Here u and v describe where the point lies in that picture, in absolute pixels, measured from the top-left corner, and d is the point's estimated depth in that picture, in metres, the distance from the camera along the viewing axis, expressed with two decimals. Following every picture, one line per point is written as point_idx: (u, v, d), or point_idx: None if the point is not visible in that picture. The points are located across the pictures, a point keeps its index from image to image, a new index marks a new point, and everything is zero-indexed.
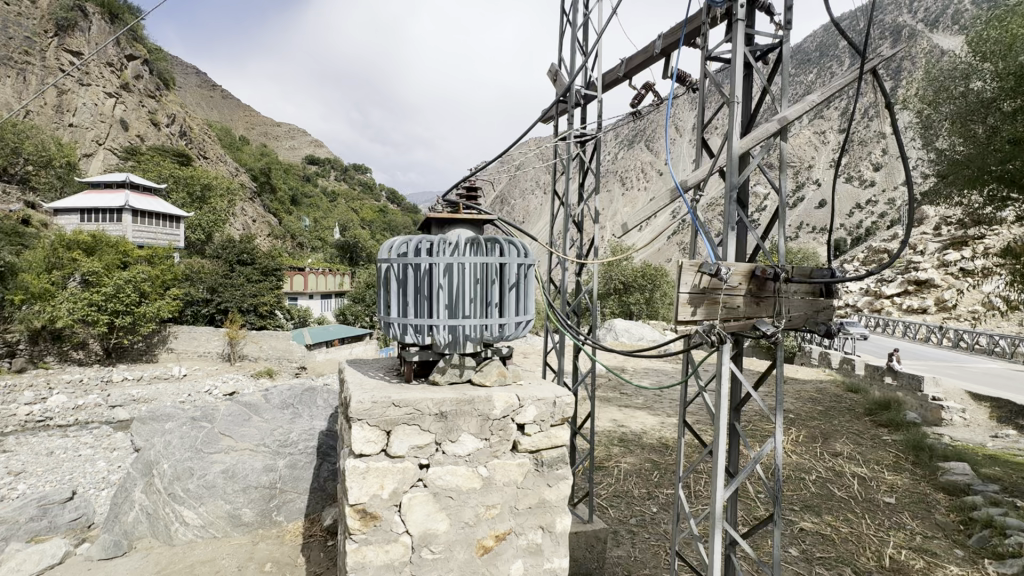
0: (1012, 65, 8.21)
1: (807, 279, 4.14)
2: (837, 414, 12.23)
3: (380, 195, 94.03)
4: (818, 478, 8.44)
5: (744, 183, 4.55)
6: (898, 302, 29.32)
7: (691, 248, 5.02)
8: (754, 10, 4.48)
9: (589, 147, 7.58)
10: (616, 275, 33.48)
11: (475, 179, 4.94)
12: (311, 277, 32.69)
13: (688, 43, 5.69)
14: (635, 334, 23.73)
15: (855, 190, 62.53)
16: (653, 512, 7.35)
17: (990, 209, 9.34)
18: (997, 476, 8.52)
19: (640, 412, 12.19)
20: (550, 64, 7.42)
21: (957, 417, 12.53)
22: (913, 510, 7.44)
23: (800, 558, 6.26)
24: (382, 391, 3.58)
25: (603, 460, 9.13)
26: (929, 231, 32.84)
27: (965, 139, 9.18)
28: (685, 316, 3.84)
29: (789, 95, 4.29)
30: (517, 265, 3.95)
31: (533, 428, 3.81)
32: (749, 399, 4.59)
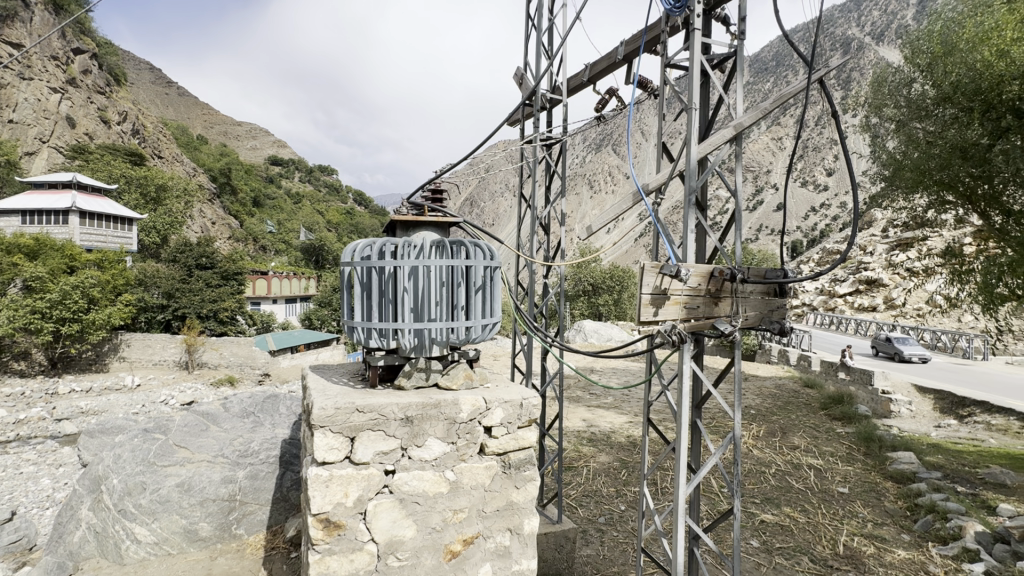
0: (949, 77, 8.89)
1: (762, 280, 4.32)
2: (795, 408, 12.74)
3: (347, 196, 92.24)
4: (777, 471, 8.77)
5: (703, 187, 4.69)
6: (850, 301, 30.80)
7: (654, 249, 5.13)
8: (710, 19, 4.63)
9: (555, 150, 7.66)
10: (585, 277, 33.93)
11: (440, 181, 4.89)
12: (274, 281, 31.75)
13: (649, 50, 5.84)
14: (603, 335, 24.10)
15: (810, 195, 65.41)
16: (621, 510, 7.45)
17: (932, 211, 9.91)
18: (940, 464, 9.05)
19: (608, 411, 12.38)
20: (516, 68, 7.47)
21: (904, 409, 13.25)
22: (865, 499, 7.82)
23: (760, 549, 6.48)
24: (346, 396, 3.51)
25: (572, 460, 9.21)
26: (877, 233, 34.68)
27: (908, 144, 9.78)
28: (648, 316, 3.90)
29: (744, 102, 4.45)
30: (483, 267, 3.95)
31: (500, 430, 3.81)
32: (709, 396, 4.72)
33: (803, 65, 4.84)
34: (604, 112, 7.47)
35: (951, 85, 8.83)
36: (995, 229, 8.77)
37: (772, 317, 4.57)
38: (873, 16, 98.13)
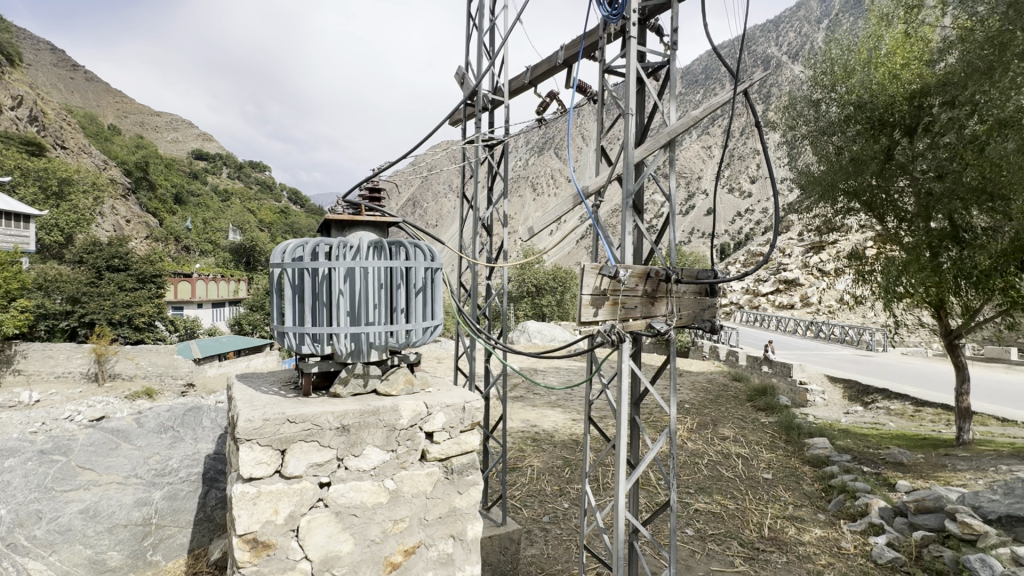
0: (853, 96, 9.82)
1: (694, 281, 4.56)
2: (725, 401, 13.52)
3: (281, 194, 87.66)
4: (709, 461, 9.26)
5: (639, 191, 4.83)
6: (772, 299, 33.26)
7: (594, 251, 5.22)
8: (645, 29, 4.81)
9: (497, 152, 7.64)
10: (529, 278, 34.36)
11: (378, 179, 4.73)
12: (200, 284, 29.58)
13: (588, 56, 5.98)
14: (546, 335, 24.47)
15: (736, 200, 69.98)
16: (565, 508, 7.55)
17: (840, 218, 10.80)
18: (849, 447, 9.93)
19: (551, 410, 12.56)
20: (457, 67, 7.40)
21: (818, 398, 14.47)
22: (786, 483, 8.42)
23: (695, 537, 6.78)
24: (276, 406, 3.29)
25: (516, 460, 9.24)
26: (794, 237, 37.69)
27: (819, 157, 10.54)
28: (589, 317, 3.93)
29: (677, 109, 4.64)
30: (423, 269, 3.86)
31: (442, 435, 3.73)
32: (646, 394, 4.88)
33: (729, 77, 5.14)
34: (544, 115, 7.56)
35: (854, 104, 9.85)
36: (891, 234, 9.75)
37: (703, 315, 4.81)
38: (788, 38, 107.09)
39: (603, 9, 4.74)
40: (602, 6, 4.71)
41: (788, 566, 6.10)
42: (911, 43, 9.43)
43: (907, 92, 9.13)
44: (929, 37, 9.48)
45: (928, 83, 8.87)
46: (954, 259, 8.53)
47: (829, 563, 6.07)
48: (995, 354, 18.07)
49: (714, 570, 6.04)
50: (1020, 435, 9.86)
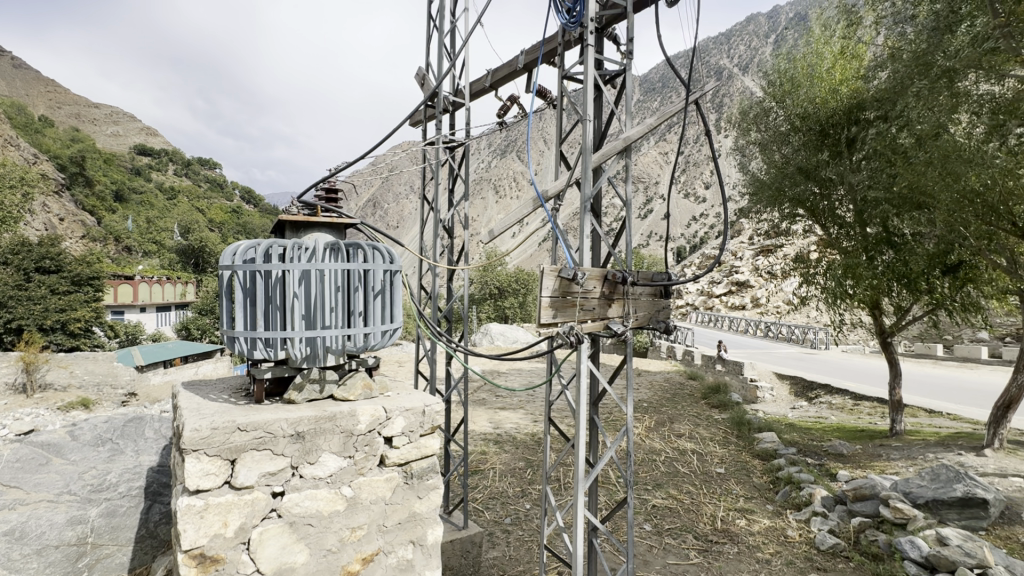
0: (797, 108, 10.43)
1: (649, 283, 4.70)
2: (681, 399, 13.97)
3: (233, 193, 83.94)
4: (666, 458, 9.54)
5: (597, 194, 4.93)
6: (724, 300, 34.71)
7: (553, 253, 5.28)
8: (603, 37, 4.94)
9: (458, 154, 7.62)
10: (491, 280, 34.41)
11: (335, 179, 4.63)
12: (142, 286, 27.93)
13: (547, 62, 6.08)
14: (509, 337, 24.52)
15: (692, 205, 72.59)
16: (527, 509, 7.60)
17: (787, 223, 11.36)
18: (795, 440, 10.47)
19: (513, 412, 12.61)
20: (417, 68, 7.34)
21: (767, 394, 15.20)
22: (738, 477, 8.79)
23: (652, 532, 6.97)
24: (226, 414, 3.17)
25: (478, 463, 9.21)
26: (744, 240, 39.49)
27: (767, 164, 11.08)
28: (548, 319, 3.97)
29: (632, 116, 4.78)
30: (382, 271, 3.79)
31: (401, 439, 3.68)
32: (605, 394, 4.98)
33: (681, 87, 5.34)
34: (505, 119, 7.61)
35: (799, 115, 10.44)
36: (832, 239, 10.38)
37: (658, 316, 4.98)
38: (738, 52, 112.35)
39: (561, 16, 4.84)
40: (560, 13, 4.81)
41: (740, 556, 6.36)
42: (849, 60, 10.16)
43: (846, 105, 9.76)
44: (864, 55, 10.17)
45: (864, 98, 9.51)
46: (888, 262, 9.17)
47: (776, 552, 6.36)
48: (923, 351, 19.51)
49: (670, 564, 6.23)
50: (945, 425, 10.69)
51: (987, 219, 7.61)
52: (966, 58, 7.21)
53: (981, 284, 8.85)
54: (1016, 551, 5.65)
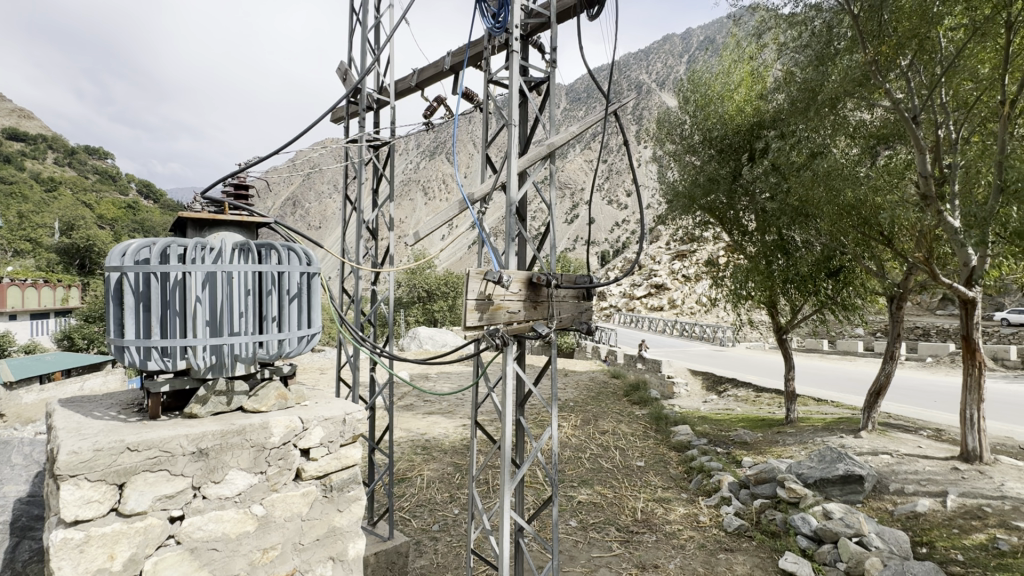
0: (708, 123, 11.31)
1: (572, 286, 4.87)
2: (605, 397, 14.56)
3: (128, 186, 75.64)
4: (591, 454, 9.89)
5: (522, 198, 5.01)
6: (644, 301, 36.77)
7: (479, 256, 5.27)
8: (527, 44, 5.04)
9: (383, 153, 7.42)
10: (419, 283, 33.94)
11: (245, 174, 4.25)
12: (12, 291, 24.39)
13: (473, 65, 6.09)
14: (438, 341, 24.20)
15: (614, 212, 76.12)
16: (455, 513, 7.51)
17: (698, 229, 12.25)
18: (706, 431, 11.28)
19: (442, 417, 12.46)
20: (339, 62, 7.07)
21: (681, 389, 16.27)
22: (656, 469, 9.30)
23: (577, 528, 7.18)
24: (113, 433, 2.83)
25: (405, 471, 8.98)
26: (662, 245, 42.05)
27: (682, 173, 11.88)
28: (473, 322, 3.91)
29: (556, 124, 4.92)
30: (299, 273, 3.55)
31: (319, 451, 3.49)
32: (530, 395, 5.05)
33: (601, 99, 5.58)
34: (432, 119, 7.52)
35: (710, 128, 11.31)
36: (737, 245, 11.31)
37: (581, 318, 5.16)
38: (656, 69, 119.83)
39: (487, 20, 4.89)
40: (486, 17, 4.86)
41: (658, 544, 6.70)
42: (753, 82, 11.17)
43: (748, 123, 10.74)
44: (765, 78, 11.21)
45: (764, 117, 10.52)
46: (782, 266, 10.14)
47: (690, 537, 6.79)
48: (812, 345, 21.84)
49: (594, 557, 6.44)
50: (829, 412, 12.02)
51: (859, 229, 8.69)
52: (841, 87, 8.27)
53: (856, 285, 10.09)
54: (885, 518, 6.50)
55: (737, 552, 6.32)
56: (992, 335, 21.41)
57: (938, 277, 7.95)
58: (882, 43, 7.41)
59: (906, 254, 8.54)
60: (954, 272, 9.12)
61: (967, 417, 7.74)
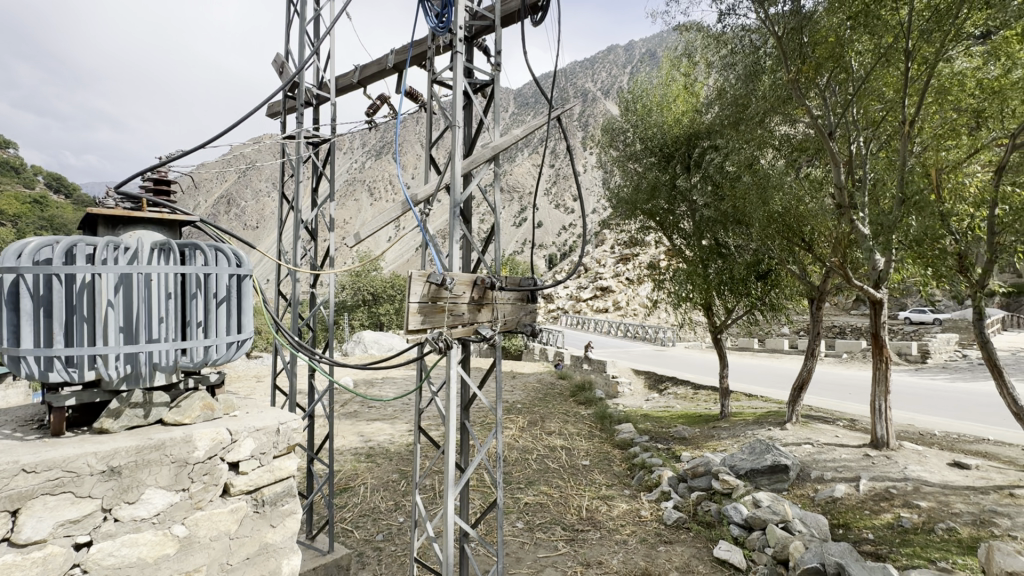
0: (648, 133, 11.79)
1: (517, 288, 4.91)
2: (552, 398, 14.75)
3: (34, 179, 68.44)
4: (538, 455, 9.98)
5: (467, 200, 4.98)
6: (590, 303, 37.67)
7: (423, 259, 5.16)
8: (472, 46, 5.04)
9: (323, 151, 7.16)
10: (364, 286, 33.04)
11: (168, 168, 3.95)
12: None
13: (417, 64, 6.00)
14: (384, 345, 23.60)
15: (562, 216, 77.52)
16: (400, 522, 7.30)
17: (641, 234, 12.73)
18: (648, 428, 11.68)
19: (387, 423, 12.14)
20: (275, 54, 6.75)
21: (625, 389, 16.78)
22: (601, 467, 9.52)
23: (524, 529, 7.21)
24: (5, 453, 2.53)
25: (347, 480, 8.66)
26: (607, 249, 43.27)
27: (625, 180, 12.29)
28: (416, 325, 3.81)
29: (500, 127, 4.94)
30: (227, 275, 3.33)
31: (249, 464, 3.30)
32: (476, 397, 5.02)
33: (544, 104, 5.67)
34: (376, 118, 7.35)
35: (650, 137, 11.78)
36: (677, 249, 11.81)
37: (525, 320, 5.23)
38: (601, 78, 123.49)
39: (431, 20, 4.82)
40: (430, 17, 4.79)
41: (601, 540, 6.84)
42: (689, 94, 11.76)
43: (685, 133, 11.29)
44: (699, 92, 11.84)
45: (700, 128, 11.08)
46: (718, 269, 10.66)
47: (632, 531, 6.99)
48: (744, 344, 23.18)
49: (540, 557, 6.49)
50: (759, 406, 12.81)
51: (784, 235, 9.31)
52: (767, 104, 8.90)
53: (782, 287, 10.80)
54: (807, 504, 6.99)
55: (675, 544, 6.56)
56: (897, 332, 23.63)
57: (852, 281, 8.64)
58: (802, 64, 8.00)
59: (825, 258, 9.24)
60: (865, 275, 9.96)
61: (877, 408, 8.44)
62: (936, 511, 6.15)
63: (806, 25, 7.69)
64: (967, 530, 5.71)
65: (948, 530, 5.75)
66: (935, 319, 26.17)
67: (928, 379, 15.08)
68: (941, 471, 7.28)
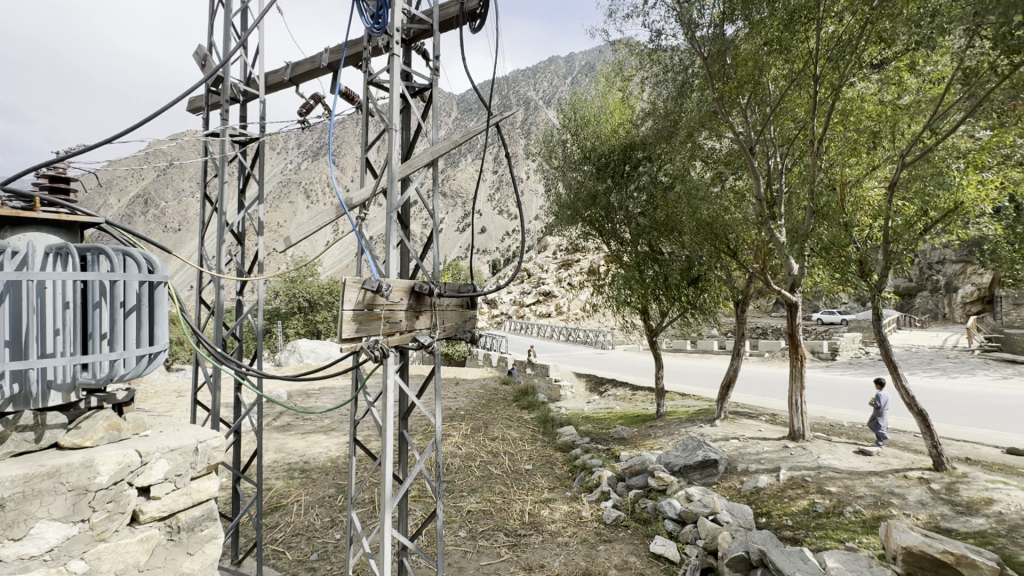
0: (587, 143, 12.17)
1: (456, 295, 4.89)
2: (496, 404, 14.73)
3: None
4: (481, 462, 9.92)
5: (404, 205, 4.89)
6: (534, 308, 38.12)
7: (358, 265, 5.00)
8: (410, 50, 5.00)
9: (252, 150, 6.80)
10: (300, 293, 31.54)
11: (67, 164, 3.55)
12: None
13: (353, 65, 5.84)
14: (320, 354, 22.60)
15: (505, 222, 78.06)
16: (337, 539, 6.96)
17: (582, 240, 13.09)
18: (589, 430, 11.97)
19: (323, 435, 11.62)
20: (197, 45, 6.34)
21: (568, 392, 17.09)
22: (543, 470, 9.62)
23: (466, 538, 7.12)
24: None
25: (279, 499, 8.18)
26: (549, 255, 44.03)
27: (566, 189, 12.59)
28: (351, 334, 3.66)
29: (439, 133, 4.91)
30: (137, 282, 3.04)
31: (163, 488, 3.05)
32: (414, 406, 4.92)
33: (484, 110, 5.69)
34: (309, 119, 7.07)
35: (590, 147, 12.14)
36: (615, 255, 12.23)
37: (465, 326, 5.22)
38: (543, 88, 126.13)
39: (366, 20, 4.73)
40: (365, 17, 4.70)
41: (543, 544, 6.89)
42: (625, 107, 12.24)
43: (621, 145, 11.71)
44: (634, 105, 12.35)
45: (635, 140, 11.53)
46: (654, 274, 11.21)
47: (573, 533, 7.10)
48: (678, 345, 24.33)
49: (482, 565, 6.43)
50: (692, 404, 13.49)
51: (711, 242, 9.90)
52: (696, 119, 9.44)
53: (711, 291, 11.45)
54: (734, 495, 7.43)
55: (615, 542, 6.73)
56: (811, 332, 25.78)
57: (771, 285, 9.25)
58: (725, 83, 8.57)
59: (748, 264, 9.92)
60: (783, 280, 10.79)
61: (794, 403, 9.12)
62: (844, 495, 6.73)
63: (728, 48, 8.22)
64: (870, 511, 6.28)
65: (855, 512, 6.30)
66: (843, 320, 28.82)
67: (838, 375, 16.53)
68: (848, 459, 7.99)
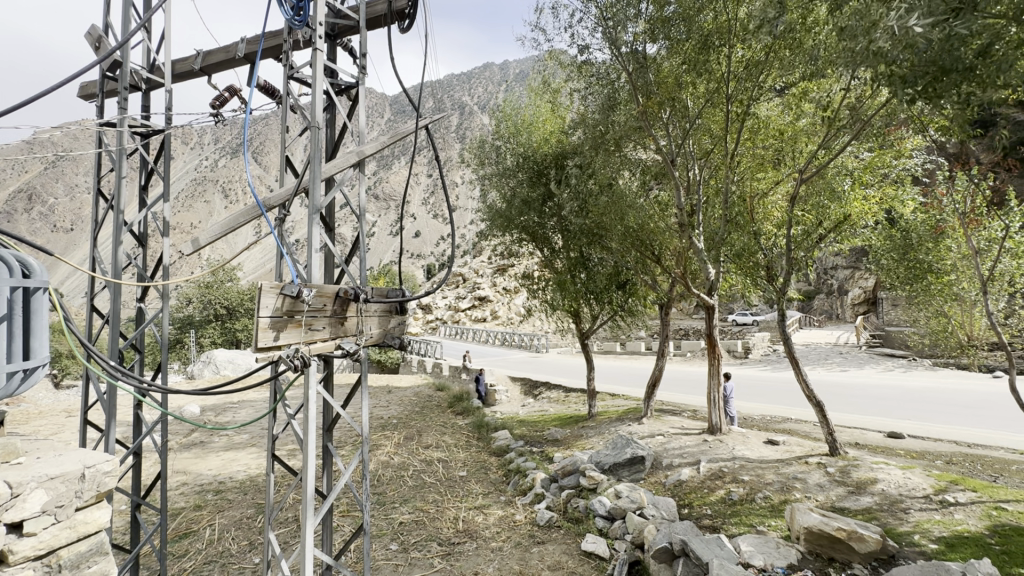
0: (520, 151, 12.32)
1: (384, 300, 4.75)
2: (430, 411, 14.42)
3: None
4: (414, 471, 9.67)
5: (328, 206, 4.67)
6: (469, 313, 38.02)
7: (278, 269, 4.67)
8: (334, 46, 4.82)
9: (156, 144, 6.21)
10: (216, 300, 29.18)
11: None
12: None
13: (272, 57, 5.52)
14: (239, 364, 21.06)
15: (440, 226, 77.17)
16: (256, 562, 6.45)
17: (515, 245, 13.23)
18: (523, 433, 12.10)
19: (242, 452, 10.81)
20: (90, 25, 5.72)
21: (503, 396, 17.14)
22: (477, 476, 9.56)
23: (398, 551, 6.90)
24: None
25: (188, 524, 7.47)
26: (484, 260, 44.13)
27: (499, 195, 12.68)
28: (267, 343, 3.41)
29: (365, 132, 4.75)
30: (9, 287, 2.66)
31: (41, 522, 2.70)
32: (338, 417, 4.69)
33: (414, 111, 5.56)
34: (223, 112, 6.57)
35: (523, 154, 12.30)
36: (547, 260, 12.50)
37: (393, 332, 5.08)
38: (478, 95, 126.84)
39: (286, 11, 4.46)
40: (285, 8, 4.43)
41: (477, 551, 6.81)
42: (555, 117, 12.48)
43: (553, 152, 11.96)
44: (565, 115, 12.64)
45: (566, 148, 11.80)
46: (583, 279, 11.61)
47: (506, 538, 7.08)
48: (608, 347, 25.24)
49: None
50: (621, 404, 14.07)
51: (638, 248, 10.38)
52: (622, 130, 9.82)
53: (638, 295, 11.96)
54: (659, 489, 7.79)
55: (548, 543, 6.81)
56: (727, 332, 27.80)
57: (690, 290, 9.79)
58: (648, 99, 8.96)
59: (670, 269, 10.48)
60: (702, 284, 11.53)
61: (713, 399, 9.71)
62: (755, 483, 7.28)
63: (650, 65, 8.62)
64: (777, 496, 6.84)
65: (765, 498, 6.82)
66: (755, 321, 31.29)
67: (751, 371, 17.92)
68: (758, 449, 8.67)
